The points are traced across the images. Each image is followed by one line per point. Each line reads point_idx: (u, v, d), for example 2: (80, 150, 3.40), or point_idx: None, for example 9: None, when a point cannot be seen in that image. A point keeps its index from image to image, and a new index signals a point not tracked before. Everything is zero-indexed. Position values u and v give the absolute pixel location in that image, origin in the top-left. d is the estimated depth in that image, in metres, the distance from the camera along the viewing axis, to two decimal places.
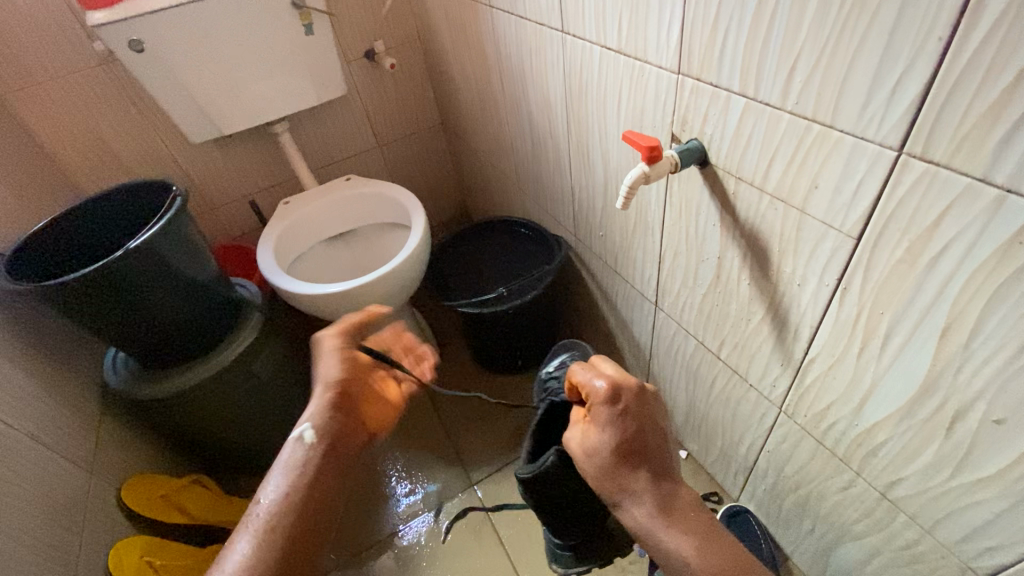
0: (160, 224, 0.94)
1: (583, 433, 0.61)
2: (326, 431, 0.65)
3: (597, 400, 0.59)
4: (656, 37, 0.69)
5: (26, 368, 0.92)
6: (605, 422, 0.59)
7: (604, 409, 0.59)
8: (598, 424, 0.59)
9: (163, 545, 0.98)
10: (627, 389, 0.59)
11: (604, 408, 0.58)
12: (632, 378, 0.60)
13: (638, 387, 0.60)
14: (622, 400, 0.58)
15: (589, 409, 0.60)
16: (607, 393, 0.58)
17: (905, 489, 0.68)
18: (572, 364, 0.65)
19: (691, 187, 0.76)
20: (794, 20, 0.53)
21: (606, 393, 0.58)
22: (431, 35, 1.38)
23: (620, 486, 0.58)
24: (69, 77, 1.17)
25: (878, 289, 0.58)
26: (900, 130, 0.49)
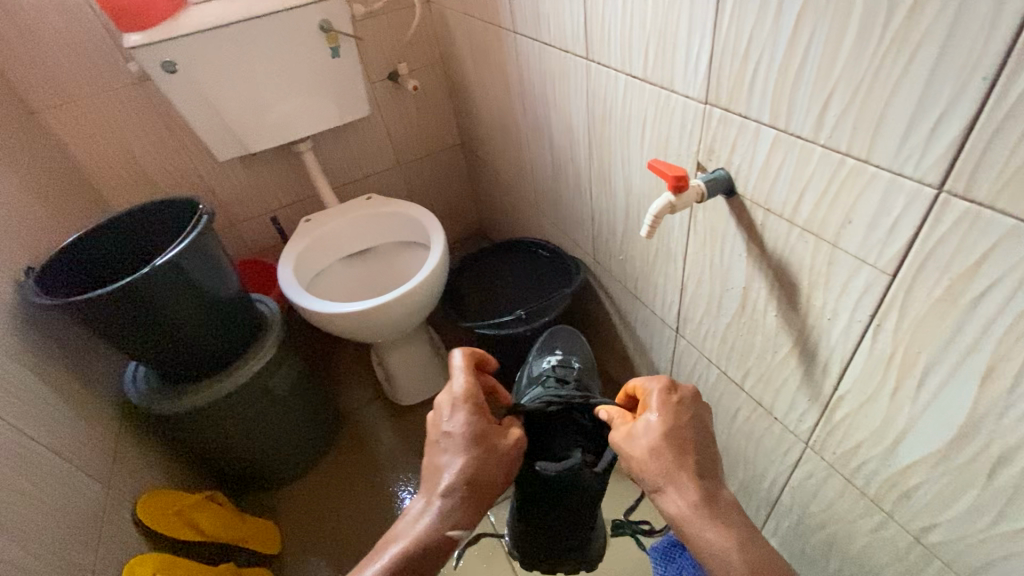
0: (186, 241, 0.96)
1: (629, 429, 0.63)
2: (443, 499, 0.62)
3: (652, 392, 0.64)
4: (683, 67, 0.69)
5: (49, 382, 0.93)
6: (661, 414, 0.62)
7: (657, 405, 0.62)
8: (644, 420, 0.62)
9: (175, 561, 0.97)
10: (681, 390, 0.64)
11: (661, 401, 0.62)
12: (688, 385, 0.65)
13: (690, 400, 0.64)
14: (676, 394, 0.63)
15: (641, 405, 0.64)
16: (665, 384, 0.63)
17: (940, 535, 0.65)
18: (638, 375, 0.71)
19: (717, 217, 0.75)
20: (829, 57, 0.52)
21: (664, 385, 0.63)
22: (454, 59, 1.40)
23: None
24: (104, 95, 1.20)
25: (914, 328, 0.56)
26: (941, 167, 0.47)
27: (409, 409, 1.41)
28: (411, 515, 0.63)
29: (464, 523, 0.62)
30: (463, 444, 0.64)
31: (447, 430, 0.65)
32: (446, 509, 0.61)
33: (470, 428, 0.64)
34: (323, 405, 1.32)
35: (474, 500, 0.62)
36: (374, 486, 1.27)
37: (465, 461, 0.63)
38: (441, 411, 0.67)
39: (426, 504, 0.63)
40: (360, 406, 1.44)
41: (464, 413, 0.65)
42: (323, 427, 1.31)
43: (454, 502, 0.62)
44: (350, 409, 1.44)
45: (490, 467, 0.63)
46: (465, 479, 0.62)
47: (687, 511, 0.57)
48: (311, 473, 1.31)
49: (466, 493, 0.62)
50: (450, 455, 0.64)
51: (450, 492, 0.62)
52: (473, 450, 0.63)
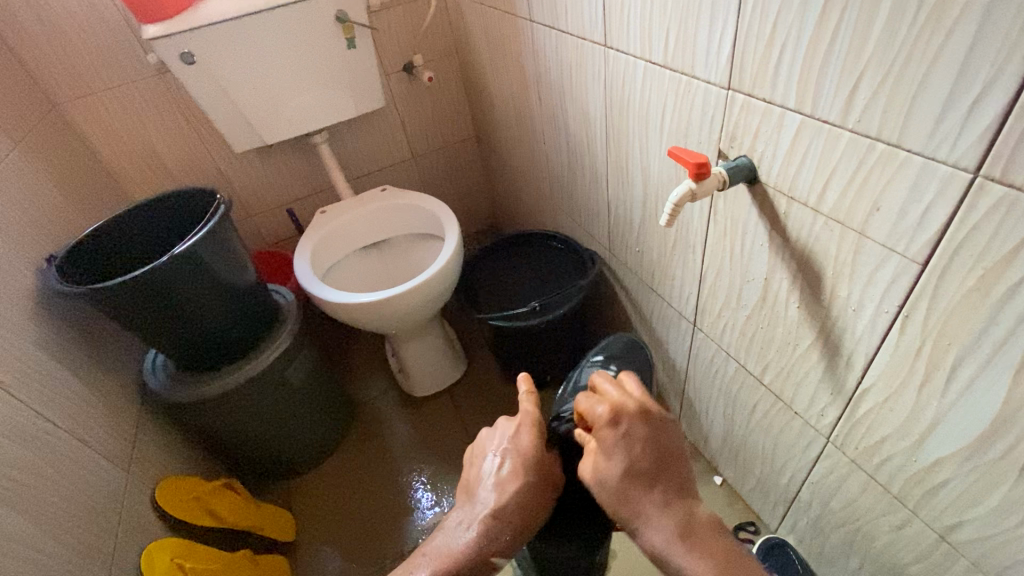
0: (204, 231, 0.97)
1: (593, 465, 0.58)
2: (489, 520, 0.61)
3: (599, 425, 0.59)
4: (705, 53, 0.68)
5: (71, 368, 0.94)
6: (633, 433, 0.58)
7: (608, 434, 0.58)
8: (605, 451, 0.58)
9: (193, 547, 0.99)
10: (626, 411, 0.58)
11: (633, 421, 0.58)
12: (631, 400, 0.59)
13: (639, 410, 0.59)
14: (623, 419, 0.58)
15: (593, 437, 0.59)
16: (607, 416, 0.58)
17: (966, 533, 0.64)
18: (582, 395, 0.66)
19: (738, 205, 0.74)
20: (859, 38, 0.51)
21: (606, 416, 0.58)
22: (469, 49, 1.39)
23: (636, 513, 0.55)
24: (124, 87, 1.22)
25: (945, 319, 0.55)
26: (977, 151, 0.46)
27: (423, 401, 1.41)
28: (454, 529, 0.63)
29: (506, 548, 0.61)
30: (520, 469, 0.64)
31: (506, 452, 0.66)
32: (491, 531, 0.61)
33: (529, 453, 0.65)
34: (338, 395, 1.33)
35: (518, 525, 0.62)
36: (388, 475, 1.28)
37: (518, 486, 0.63)
38: (498, 436, 0.68)
39: (470, 521, 0.62)
40: (374, 397, 1.45)
41: (529, 437, 0.67)
42: (338, 417, 1.32)
43: (499, 526, 0.61)
44: (364, 400, 1.45)
45: (540, 497, 0.64)
46: (514, 504, 0.62)
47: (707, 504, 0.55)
48: (326, 462, 1.32)
49: (509, 520, 0.62)
50: (505, 474, 0.64)
51: (496, 514, 0.61)
52: (529, 477, 0.63)
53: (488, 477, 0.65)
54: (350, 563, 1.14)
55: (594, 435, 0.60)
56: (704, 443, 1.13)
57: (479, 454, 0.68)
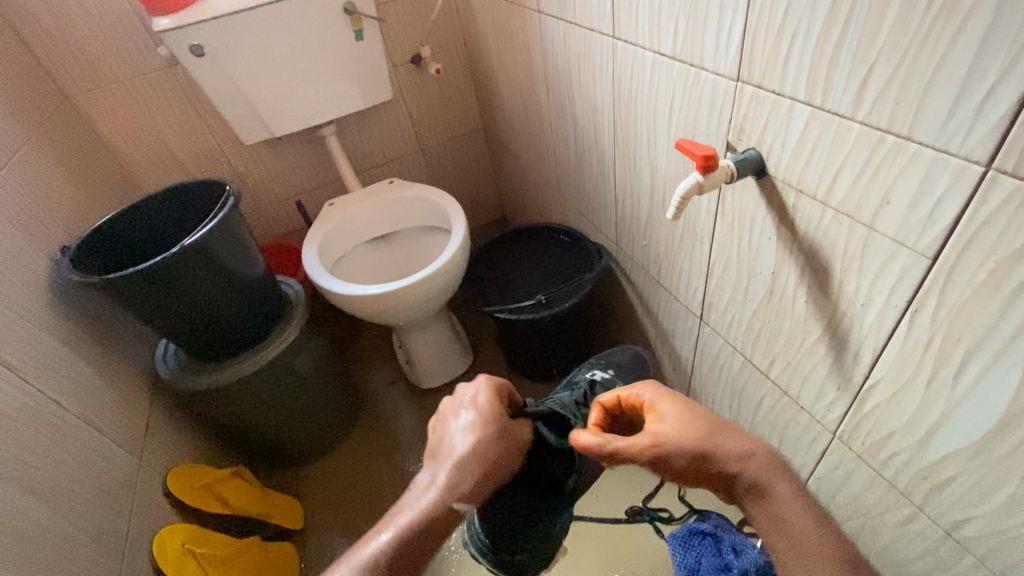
0: (214, 222, 0.98)
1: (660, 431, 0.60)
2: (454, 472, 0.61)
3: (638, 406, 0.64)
4: (713, 44, 0.67)
5: (85, 356, 0.96)
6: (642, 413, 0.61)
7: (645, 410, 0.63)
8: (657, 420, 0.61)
9: (204, 533, 1.01)
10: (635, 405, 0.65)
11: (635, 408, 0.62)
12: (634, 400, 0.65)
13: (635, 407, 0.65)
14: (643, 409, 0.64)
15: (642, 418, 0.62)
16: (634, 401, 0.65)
17: (973, 529, 0.63)
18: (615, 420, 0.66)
19: (746, 198, 0.73)
20: (869, 31, 0.50)
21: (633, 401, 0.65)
22: (477, 41, 1.38)
23: None
24: (135, 79, 1.23)
25: (954, 314, 0.54)
26: (989, 144, 0.45)
27: (429, 393, 1.42)
28: (419, 486, 0.63)
29: (469, 500, 0.60)
30: (479, 422, 0.65)
31: (467, 410, 0.66)
32: (452, 483, 0.61)
33: (488, 408, 0.66)
34: (346, 385, 1.34)
35: (479, 477, 0.61)
36: (395, 465, 1.29)
37: (478, 437, 0.63)
38: (460, 399, 0.69)
39: (436, 477, 0.62)
40: (380, 388, 1.46)
41: (487, 393, 0.67)
42: (346, 408, 1.34)
43: (461, 479, 0.61)
44: (371, 391, 1.46)
45: (501, 449, 0.63)
46: (474, 454, 0.62)
47: None
48: (334, 452, 1.34)
49: (473, 470, 0.61)
50: (467, 431, 0.64)
51: (457, 467, 0.62)
52: (489, 429, 0.64)
53: (453, 438, 0.65)
54: None
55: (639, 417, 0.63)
56: None
57: (442, 415, 0.69)
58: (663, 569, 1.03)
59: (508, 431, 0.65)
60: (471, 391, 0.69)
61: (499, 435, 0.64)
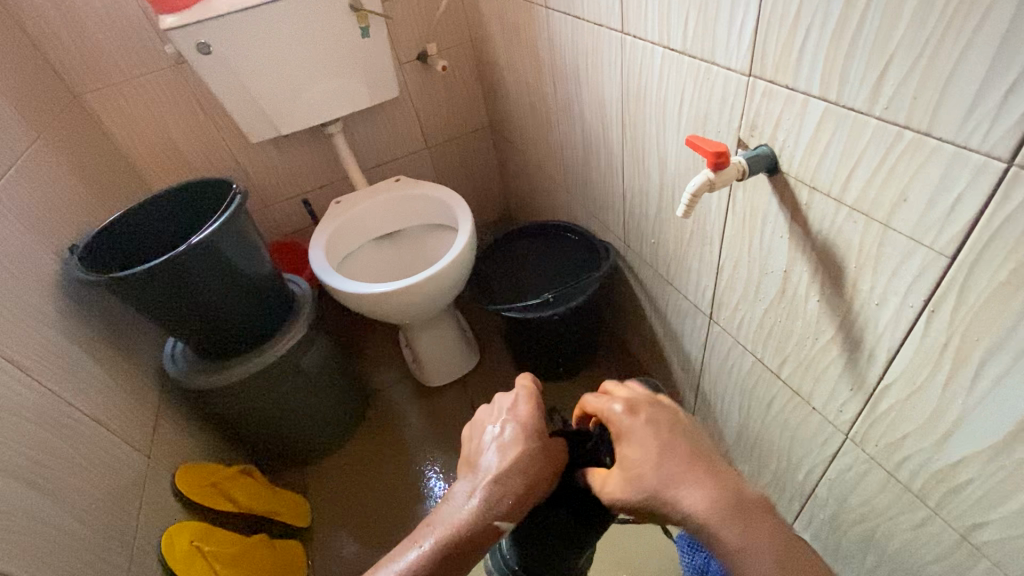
0: (221, 220, 0.97)
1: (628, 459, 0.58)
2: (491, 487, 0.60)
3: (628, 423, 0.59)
4: (725, 38, 0.66)
5: (95, 355, 0.97)
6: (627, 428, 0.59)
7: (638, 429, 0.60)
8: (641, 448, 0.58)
9: (211, 531, 1.01)
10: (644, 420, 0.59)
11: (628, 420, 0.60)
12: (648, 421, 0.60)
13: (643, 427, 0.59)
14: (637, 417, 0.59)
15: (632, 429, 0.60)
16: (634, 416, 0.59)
17: (991, 533, 0.62)
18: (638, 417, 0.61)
19: (758, 196, 0.72)
20: (887, 24, 0.49)
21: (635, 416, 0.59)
22: (483, 38, 1.37)
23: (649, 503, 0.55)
24: (142, 78, 1.23)
25: (973, 314, 0.53)
26: (1012, 139, 0.44)
27: (436, 392, 1.42)
28: (456, 498, 0.62)
29: (509, 515, 0.59)
30: (519, 435, 0.63)
31: (504, 423, 0.66)
32: (492, 497, 0.60)
33: (528, 421, 0.65)
34: (353, 384, 1.34)
35: (520, 493, 0.60)
36: (402, 464, 1.29)
37: (518, 451, 0.62)
38: (496, 411, 0.68)
39: (472, 489, 0.61)
40: (387, 386, 1.46)
41: (526, 406, 0.66)
42: (353, 406, 1.34)
43: (500, 495, 0.60)
44: (378, 390, 1.46)
45: (542, 464, 0.62)
46: (515, 469, 0.61)
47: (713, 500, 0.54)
48: (341, 449, 1.34)
49: (513, 486, 0.60)
50: (504, 444, 0.63)
51: (496, 481, 0.61)
52: (528, 443, 0.62)
53: (490, 450, 0.64)
54: (364, 548, 1.16)
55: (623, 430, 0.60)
56: (719, 438, 1.12)
57: (479, 426, 0.68)
58: (671, 570, 1.02)
59: (548, 446, 0.63)
60: (508, 403, 0.68)
61: (539, 450, 0.63)
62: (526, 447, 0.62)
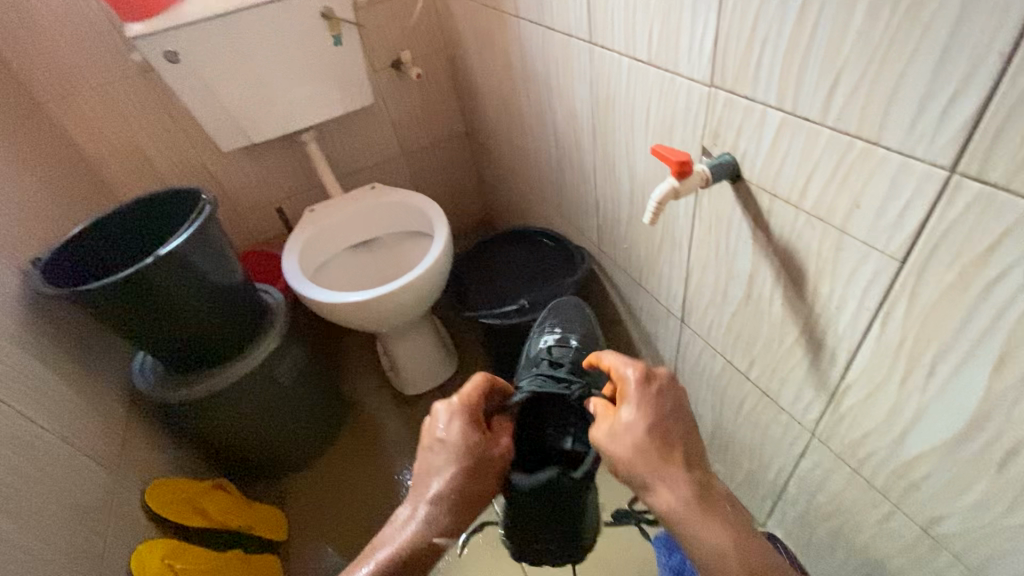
0: (190, 231, 0.96)
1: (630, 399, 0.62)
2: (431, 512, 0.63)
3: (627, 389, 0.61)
4: (687, 49, 0.68)
5: (58, 371, 0.94)
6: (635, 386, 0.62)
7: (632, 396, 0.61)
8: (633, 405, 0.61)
9: (185, 548, 0.99)
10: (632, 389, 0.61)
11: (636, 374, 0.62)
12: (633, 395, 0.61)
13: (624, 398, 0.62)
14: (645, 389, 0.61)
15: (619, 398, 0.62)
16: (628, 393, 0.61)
17: (949, 526, 0.64)
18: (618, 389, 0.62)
19: (723, 202, 0.74)
20: (836, 38, 0.51)
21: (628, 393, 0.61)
22: (457, 46, 1.38)
23: None
24: (108, 86, 1.20)
25: (925, 316, 0.55)
26: (953, 148, 0.46)
27: (415, 399, 1.41)
28: (398, 520, 0.64)
29: (449, 535, 0.62)
30: (453, 458, 0.64)
31: (440, 441, 0.65)
32: (432, 522, 0.62)
33: (463, 441, 0.64)
34: (329, 394, 1.33)
35: (459, 512, 0.63)
36: (381, 473, 1.28)
37: (453, 474, 0.63)
38: (433, 421, 0.67)
39: (412, 513, 0.63)
40: (365, 395, 1.45)
41: (460, 423, 0.65)
42: (329, 416, 1.32)
43: (439, 519, 0.62)
44: (356, 399, 1.44)
45: (478, 481, 0.64)
46: (452, 493, 0.63)
47: (679, 505, 0.56)
48: (317, 461, 1.32)
49: (452, 506, 0.63)
50: (441, 465, 0.64)
51: (435, 506, 0.62)
52: (463, 465, 0.63)
53: (428, 470, 0.65)
54: (343, 561, 1.14)
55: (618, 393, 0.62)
56: None
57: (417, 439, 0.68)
58: (650, 573, 1.02)
59: (485, 461, 0.65)
60: (441, 417, 0.66)
61: (474, 468, 0.64)
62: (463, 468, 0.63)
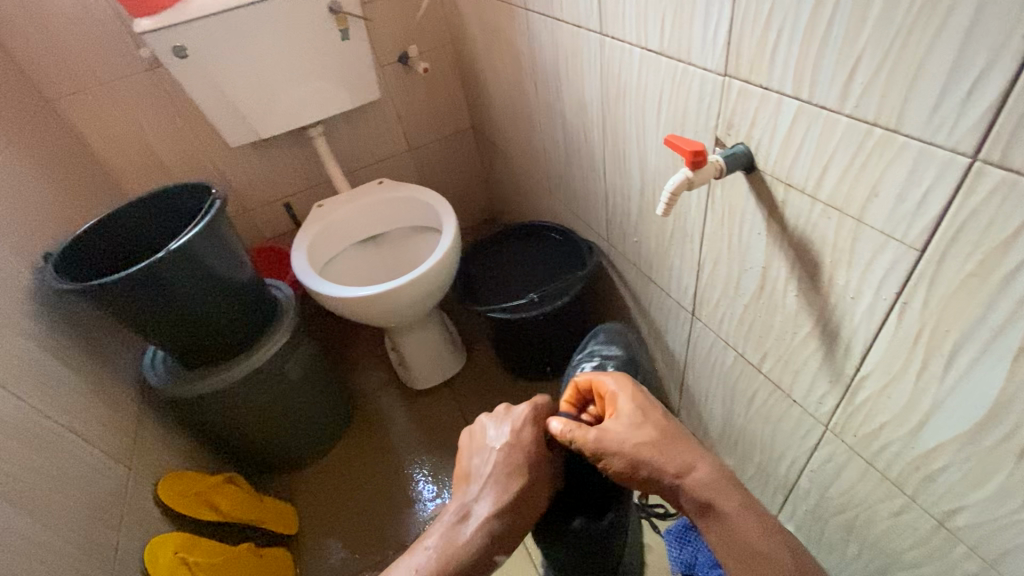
0: (200, 225, 0.96)
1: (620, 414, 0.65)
2: (495, 519, 0.64)
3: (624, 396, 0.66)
4: (701, 38, 0.67)
5: (71, 365, 0.95)
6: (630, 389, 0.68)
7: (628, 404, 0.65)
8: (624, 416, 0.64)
9: (196, 542, 1.00)
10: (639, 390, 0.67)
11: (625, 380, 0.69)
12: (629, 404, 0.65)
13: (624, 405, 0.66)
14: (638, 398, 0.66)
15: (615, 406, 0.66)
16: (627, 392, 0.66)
17: (965, 519, 0.64)
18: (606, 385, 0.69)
19: (735, 194, 0.73)
20: (855, 24, 0.50)
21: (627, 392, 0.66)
22: (464, 40, 1.38)
23: None
24: (117, 82, 1.21)
25: (943, 306, 0.54)
26: (975, 135, 0.45)
27: (424, 394, 1.42)
28: (454, 521, 0.64)
29: (506, 546, 0.64)
30: (522, 466, 0.67)
31: (508, 448, 0.68)
32: (494, 529, 0.63)
33: (530, 451, 0.68)
34: (339, 389, 1.33)
35: (517, 523, 0.65)
36: (390, 468, 1.28)
37: (522, 482, 0.66)
38: (501, 429, 0.71)
39: (472, 516, 0.64)
40: (374, 390, 1.45)
41: (531, 433, 0.70)
42: (339, 412, 1.33)
43: (500, 525, 0.64)
44: (364, 394, 1.45)
45: (537, 497, 0.67)
46: (516, 501, 0.65)
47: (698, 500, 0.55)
48: (327, 455, 1.33)
49: (513, 515, 0.65)
50: (507, 471, 0.67)
51: (499, 513, 0.64)
52: (531, 476, 0.67)
53: (493, 476, 0.67)
54: (353, 555, 1.15)
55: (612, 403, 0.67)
56: (703, 433, 1.13)
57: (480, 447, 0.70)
58: None
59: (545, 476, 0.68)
60: (512, 424, 0.70)
61: (535, 482, 0.67)
62: (529, 478, 0.67)
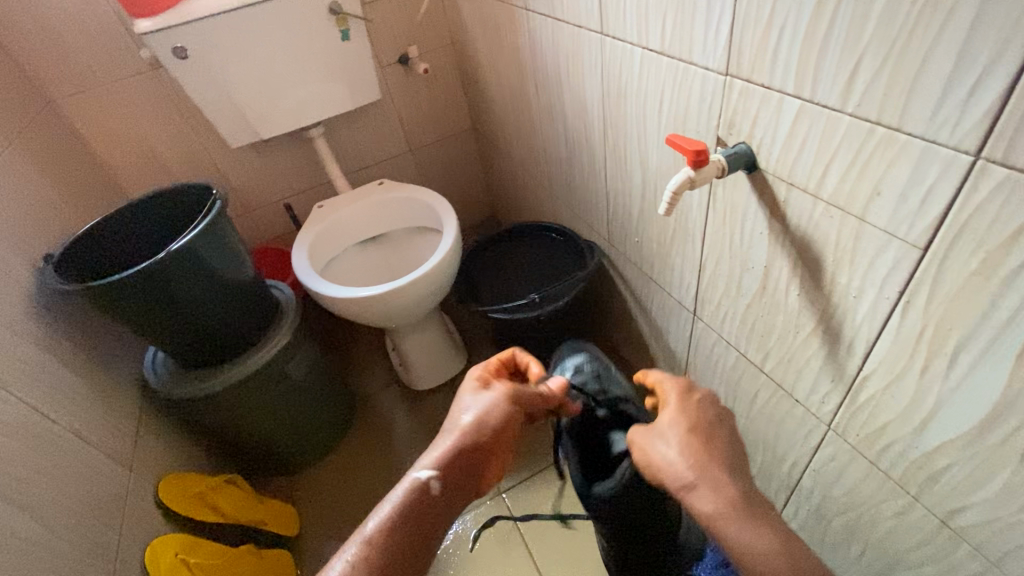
0: (201, 226, 0.96)
1: (678, 411, 0.61)
2: (452, 461, 0.62)
3: (676, 393, 0.63)
4: (702, 38, 0.67)
5: (72, 366, 0.95)
6: (675, 400, 0.63)
7: (686, 403, 0.62)
8: (682, 412, 0.61)
9: (196, 543, 0.99)
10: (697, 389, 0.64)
11: (678, 390, 0.63)
12: (688, 402, 0.62)
13: (680, 397, 0.63)
14: (692, 398, 0.63)
15: (670, 399, 0.63)
16: (682, 386, 0.64)
17: (969, 518, 0.64)
18: (668, 379, 0.65)
19: (737, 193, 0.73)
20: (857, 22, 0.50)
21: (682, 386, 0.64)
22: (464, 40, 1.38)
23: None
24: (118, 84, 1.21)
25: (946, 305, 0.54)
26: (978, 133, 0.45)
27: (425, 395, 1.41)
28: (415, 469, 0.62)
29: (466, 480, 0.63)
30: (483, 410, 0.65)
31: (476, 400, 0.67)
32: (452, 466, 0.62)
33: (494, 400, 0.66)
34: (339, 389, 1.33)
35: (481, 460, 0.64)
36: (391, 469, 1.28)
37: (483, 423, 0.64)
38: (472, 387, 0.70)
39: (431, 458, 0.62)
40: (375, 391, 1.45)
41: (496, 385, 0.67)
42: (340, 413, 1.32)
43: (457, 465, 0.62)
44: (365, 395, 1.45)
45: (503, 436, 0.65)
46: (475, 442, 0.64)
47: (704, 502, 0.55)
48: (329, 456, 1.32)
49: (475, 453, 0.64)
50: (470, 420, 0.65)
51: (458, 454, 0.63)
52: (493, 418, 0.65)
53: (457, 426, 0.65)
54: None
55: (665, 397, 0.64)
56: None
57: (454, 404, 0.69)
58: None
59: (512, 419, 0.66)
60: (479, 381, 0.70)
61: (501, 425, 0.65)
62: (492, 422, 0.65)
